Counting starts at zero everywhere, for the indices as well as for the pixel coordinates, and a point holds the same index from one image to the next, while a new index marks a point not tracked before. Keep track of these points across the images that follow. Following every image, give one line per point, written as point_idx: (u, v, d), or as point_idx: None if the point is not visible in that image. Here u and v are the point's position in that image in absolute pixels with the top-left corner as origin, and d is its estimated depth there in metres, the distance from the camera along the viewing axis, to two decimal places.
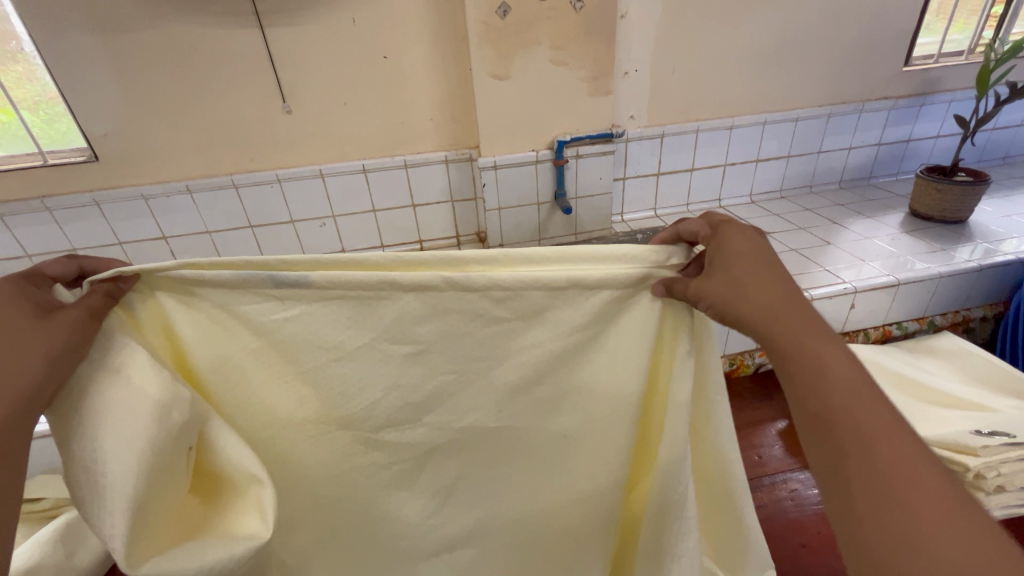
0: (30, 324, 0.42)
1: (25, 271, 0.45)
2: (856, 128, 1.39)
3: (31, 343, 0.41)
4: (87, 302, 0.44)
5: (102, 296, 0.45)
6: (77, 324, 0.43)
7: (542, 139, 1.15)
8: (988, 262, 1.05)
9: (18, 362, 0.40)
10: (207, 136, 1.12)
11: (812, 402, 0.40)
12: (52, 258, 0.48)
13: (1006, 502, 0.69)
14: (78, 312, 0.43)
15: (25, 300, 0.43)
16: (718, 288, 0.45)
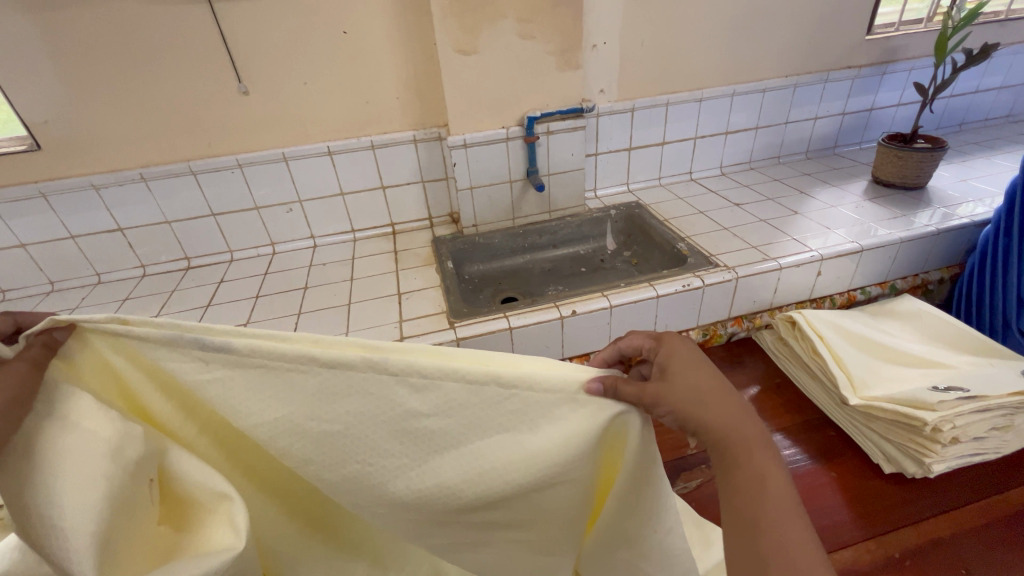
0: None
1: None
2: (822, 98, 1.41)
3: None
4: (26, 354, 0.40)
5: (40, 348, 0.41)
6: (22, 377, 0.39)
7: (511, 116, 1.13)
8: (945, 226, 1.09)
9: None
10: (159, 120, 1.07)
11: (743, 503, 0.40)
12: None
13: (958, 452, 0.73)
14: (21, 367, 0.39)
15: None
16: (677, 389, 0.43)
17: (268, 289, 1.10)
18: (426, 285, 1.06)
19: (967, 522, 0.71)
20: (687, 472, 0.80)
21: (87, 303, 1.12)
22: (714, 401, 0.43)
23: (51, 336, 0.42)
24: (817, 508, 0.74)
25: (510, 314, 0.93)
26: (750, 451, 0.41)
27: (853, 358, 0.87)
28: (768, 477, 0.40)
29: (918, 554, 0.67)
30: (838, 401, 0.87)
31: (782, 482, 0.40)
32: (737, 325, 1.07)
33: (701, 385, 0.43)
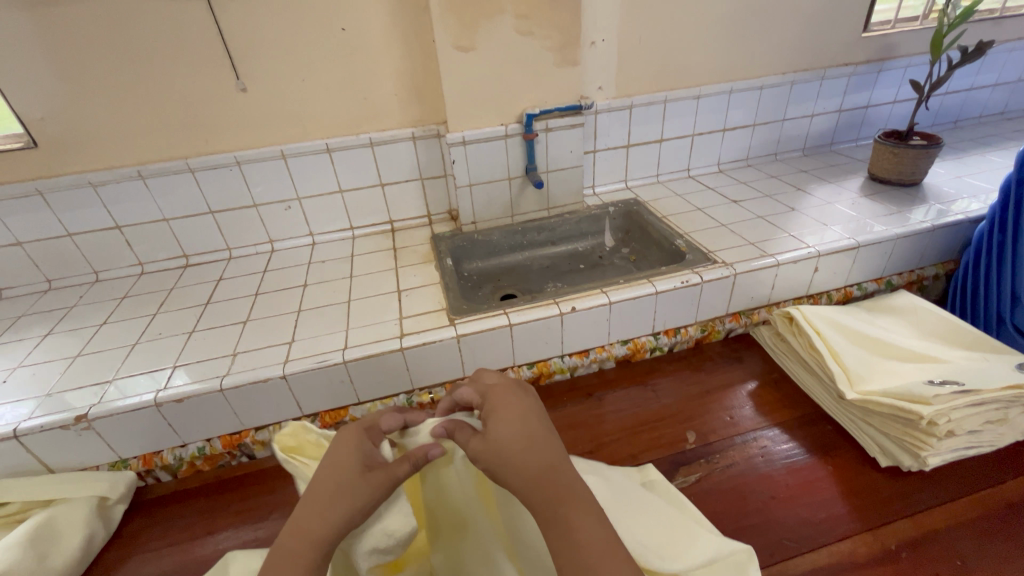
0: (356, 480, 0.48)
1: (370, 425, 0.55)
2: (818, 96, 1.42)
3: (349, 500, 0.47)
4: (400, 467, 0.51)
5: (410, 465, 0.52)
6: (382, 493, 0.49)
7: (510, 113, 1.14)
8: (940, 222, 1.10)
9: (328, 516, 0.46)
10: (157, 117, 1.06)
11: (569, 555, 0.42)
12: (391, 413, 0.58)
13: (952, 445, 0.74)
14: (389, 479, 0.50)
15: (363, 448, 0.51)
16: (495, 444, 0.48)
17: (267, 287, 1.10)
18: (425, 282, 1.07)
19: (961, 514, 0.72)
20: (686, 466, 0.81)
21: (84, 302, 1.11)
22: (522, 464, 0.46)
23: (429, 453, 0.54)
24: (814, 501, 0.75)
25: (510, 310, 0.94)
26: (559, 504, 0.44)
27: (849, 353, 0.88)
28: (576, 530, 0.43)
29: (913, 546, 0.68)
30: (834, 395, 0.88)
31: (595, 531, 0.43)
32: (735, 321, 1.07)
33: (516, 449, 0.47)
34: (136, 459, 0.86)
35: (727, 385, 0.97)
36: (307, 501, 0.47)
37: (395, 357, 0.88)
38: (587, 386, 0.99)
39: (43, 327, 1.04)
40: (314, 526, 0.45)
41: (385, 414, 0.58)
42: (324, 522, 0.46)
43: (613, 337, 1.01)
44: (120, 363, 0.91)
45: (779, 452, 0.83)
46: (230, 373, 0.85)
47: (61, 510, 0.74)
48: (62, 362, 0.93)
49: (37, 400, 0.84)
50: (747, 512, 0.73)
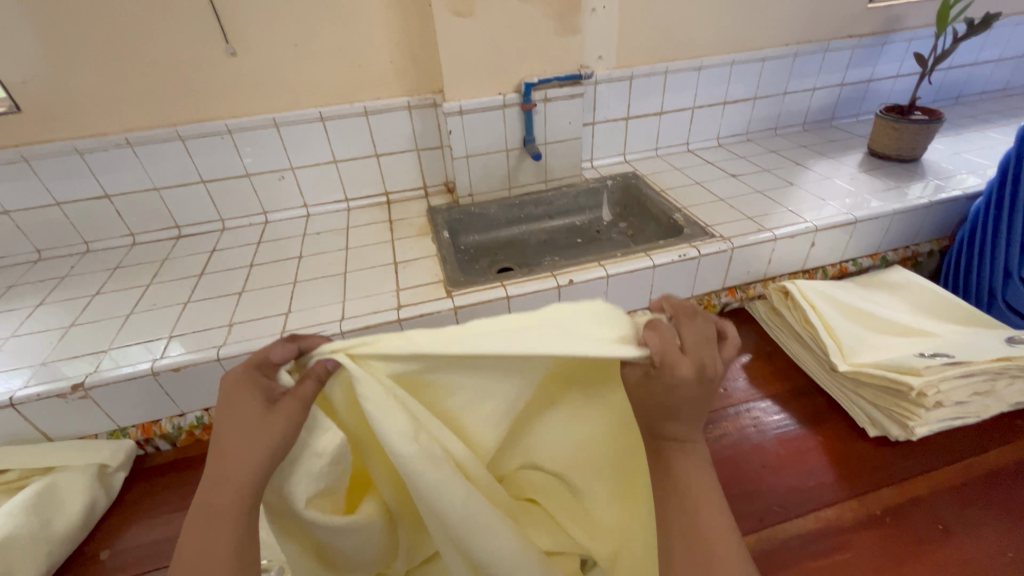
0: (261, 418, 0.45)
1: (256, 361, 0.49)
2: (821, 69, 1.39)
3: (261, 439, 0.44)
4: (305, 390, 0.48)
5: (314, 382, 0.49)
6: (294, 416, 0.47)
7: (508, 82, 1.11)
8: (938, 198, 1.10)
9: (249, 456, 0.43)
10: (144, 82, 1.03)
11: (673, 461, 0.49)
12: (277, 341, 0.51)
13: (939, 415, 0.76)
14: (296, 404, 0.47)
15: (255, 389, 0.47)
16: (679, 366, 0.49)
17: (261, 259, 1.09)
18: (422, 254, 1.06)
19: (945, 481, 0.74)
20: None
21: (75, 273, 1.10)
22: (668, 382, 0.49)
23: (325, 366, 0.50)
24: (803, 470, 0.77)
25: (508, 283, 0.94)
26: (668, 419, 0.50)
27: (843, 327, 0.89)
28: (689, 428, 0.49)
29: (898, 512, 0.70)
30: (827, 368, 0.89)
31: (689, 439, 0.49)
32: (731, 295, 1.08)
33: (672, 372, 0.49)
34: (134, 429, 0.87)
35: None
36: (214, 460, 0.44)
37: (392, 328, 0.88)
38: None
39: (36, 297, 1.03)
40: (233, 471, 0.43)
41: (270, 345, 0.50)
42: (242, 465, 0.43)
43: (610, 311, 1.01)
44: (114, 333, 0.91)
45: (771, 422, 0.85)
46: (227, 344, 0.85)
47: (63, 477, 0.75)
48: (55, 332, 0.92)
49: (33, 369, 0.84)
50: (738, 481, 0.75)
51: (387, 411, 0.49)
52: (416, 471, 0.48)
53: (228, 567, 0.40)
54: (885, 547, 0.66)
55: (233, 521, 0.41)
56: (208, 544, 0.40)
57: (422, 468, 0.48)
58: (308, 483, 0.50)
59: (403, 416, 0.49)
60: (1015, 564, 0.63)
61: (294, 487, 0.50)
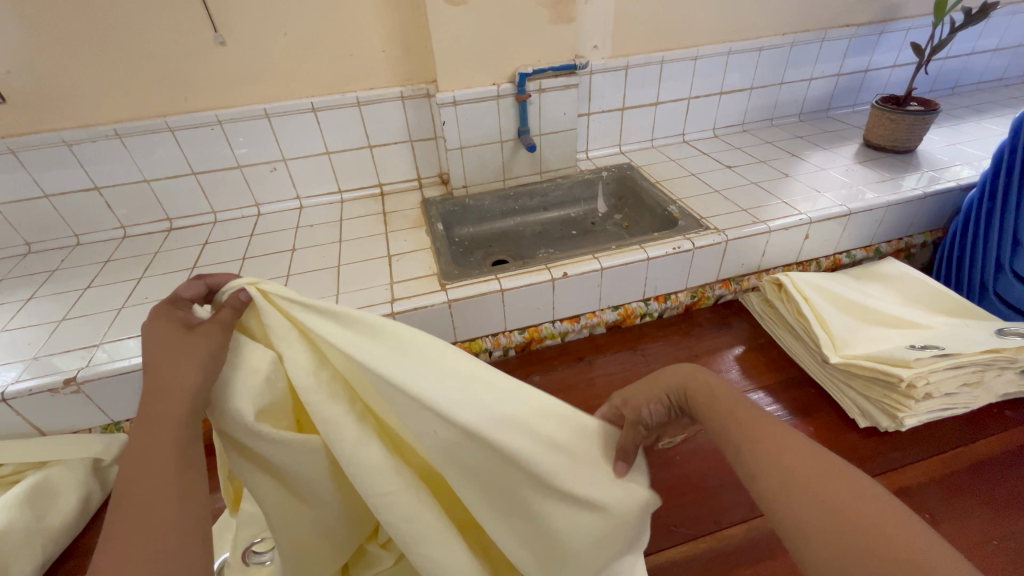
0: (186, 339, 0.46)
1: (167, 298, 0.50)
2: (818, 59, 1.39)
3: (183, 354, 0.45)
4: (222, 316, 0.49)
5: (231, 310, 0.50)
6: (216, 336, 0.47)
7: (503, 72, 1.10)
8: (931, 189, 1.10)
9: (179, 375, 0.44)
10: (134, 73, 1.02)
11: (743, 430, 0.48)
12: (184, 282, 0.53)
13: (929, 408, 0.77)
14: (216, 326, 0.48)
15: (170, 318, 0.48)
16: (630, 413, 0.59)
17: (254, 252, 1.09)
18: (416, 247, 1.05)
19: (933, 472, 0.75)
20: None
21: (66, 266, 1.09)
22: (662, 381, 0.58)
23: (239, 297, 0.50)
24: None
25: (502, 276, 0.93)
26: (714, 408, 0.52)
27: (835, 319, 0.89)
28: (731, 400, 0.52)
29: None
30: (819, 360, 0.90)
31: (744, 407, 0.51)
32: (724, 288, 1.08)
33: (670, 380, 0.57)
34: (128, 422, 0.87)
35: (715, 350, 0.99)
36: (147, 383, 0.44)
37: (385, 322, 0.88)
38: (578, 350, 1.01)
39: (25, 291, 1.02)
40: (170, 388, 0.43)
41: (178, 286, 0.52)
42: (171, 377, 0.44)
43: (603, 303, 1.01)
44: (105, 327, 0.90)
45: None
46: None
47: (55, 471, 0.75)
48: (46, 326, 0.92)
49: (24, 363, 0.84)
50: (728, 471, 0.76)
51: (293, 346, 0.50)
52: (317, 405, 0.49)
53: (169, 465, 0.40)
54: None
55: (172, 425, 0.42)
56: (144, 447, 0.41)
57: (321, 401, 0.49)
58: (250, 396, 0.47)
59: (308, 351, 0.50)
60: (997, 552, 0.65)
61: (233, 401, 0.46)
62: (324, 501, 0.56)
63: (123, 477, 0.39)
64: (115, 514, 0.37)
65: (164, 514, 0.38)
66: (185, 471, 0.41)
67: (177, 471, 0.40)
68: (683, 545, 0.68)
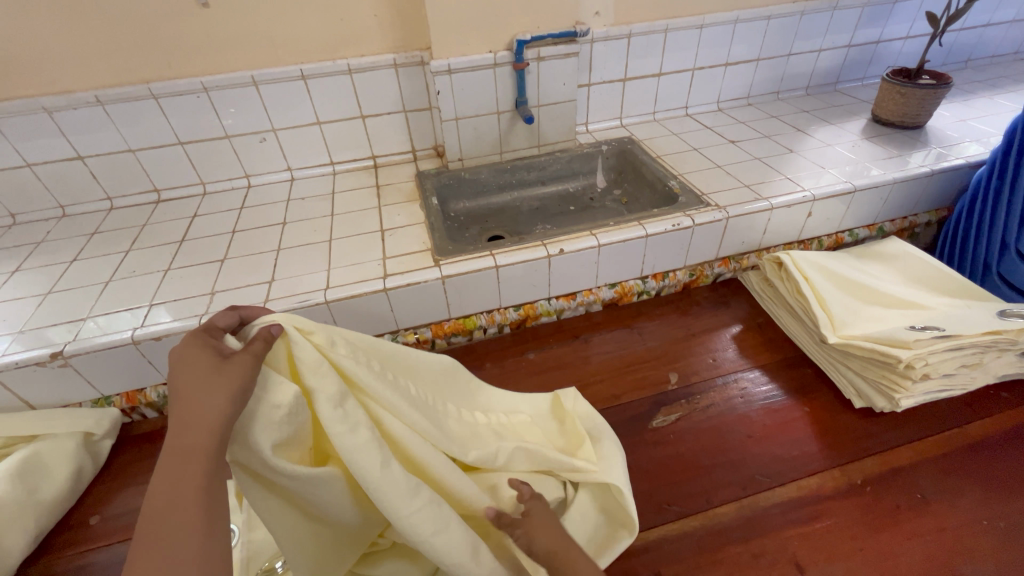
0: (216, 369, 0.45)
1: (202, 326, 0.50)
2: (828, 29, 1.33)
3: (215, 385, 0.44)
4: (253, 347, 0.48)
5: (263, 342, 0.49)
6: (247, 367, 0.46)
7: (499, 39, 1.06)
8: (939, 167, 1.07)
9: (206, 405, 0.43)
10: (112, 36, 0.97)
11: None
12: (219, 313, 0.53)
13: (927, 387, 0.76)
14: (247, 357, 0.47)
15: (204, 346, 0.47)
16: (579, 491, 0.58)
17: (244, 225, 1.06)
18: (410, 221, 1.03)
19: (929, 451, 0.75)
20: (667, 406, 0.83)
21: (52, 238, 1.06)
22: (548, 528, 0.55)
23: (269, 330, 0.50)
24: (788, 440, 0.77)
25: (497, 252, 0.91)
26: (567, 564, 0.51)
27: (835, 299, 0.88)
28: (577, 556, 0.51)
29: (878, 481, 0.71)
30: (817, 340, 0.89)
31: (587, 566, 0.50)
32: (724, 266, 1.06)
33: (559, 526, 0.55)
34: (119, 397, 0.86)
35: (712, 329, 0.98)
36: (176, 413, 0.43)
37: (379, 298, 0.86)
38: (573, 328, 1.00)
39: (11, 263, 1.00)
40: (197, 417, 0.42)
41: (213, 316, 0.52)
42: (200, 405, 0.43)
43: (601, 280, 1.00)
44: (93, 301, 0.88)
45: (758, 393, 0.85)
46: (210, 312, 0.83)
47: (47, 445, 0.75)
48: (33, 299, 0.90)
49: (11, 337, 0.82)
50: (723, 450, 0.76)
51: (322, 376, 0.50)
52: (337, 436, 0.48)
53: (196, 498, 0.39)
54: (863, 515, 0.68)
55: (200, 456, 0.41)
56: (171, 480, 0.40)
57: (343, 431, 0.49)
58: (271, 431, 0.47)
59: (338, 380, 0.51)
60: (987, 532, 0.65)
61: (257, 435, 0.46)
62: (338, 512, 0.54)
63: (149, 510, 0.38)
64: (140, 548, 0.37)
65: (189, 552, 0.37)
66: (211, 505, 0.40)
67: (202, 504, 0.39)
68: (675, 523, 0.68)
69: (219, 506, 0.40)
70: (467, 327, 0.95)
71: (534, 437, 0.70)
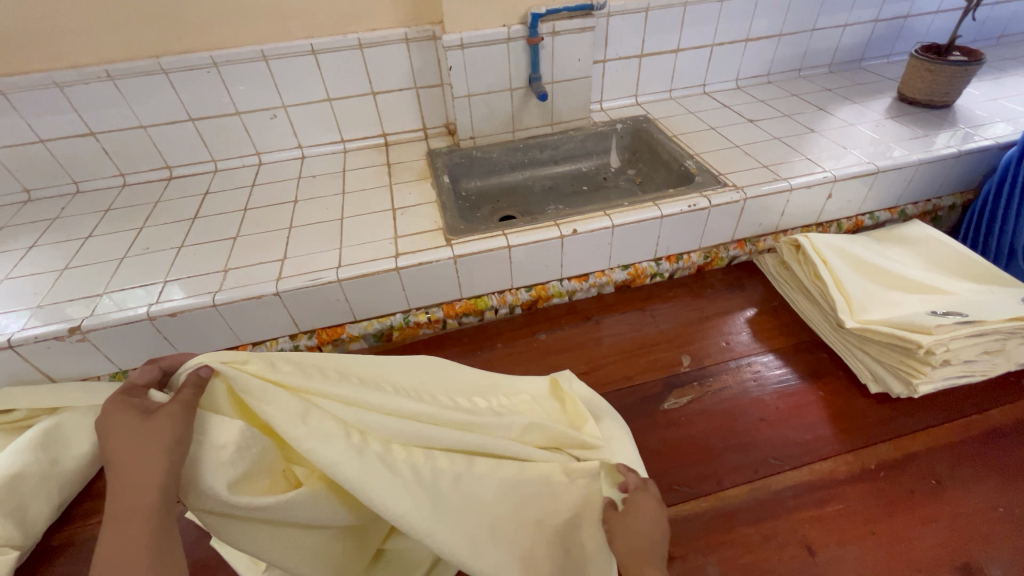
0: (146, 431, 0.45)
1: (121, 387, 0.49)
2: (855, 3, 1.28)
3: (146, 444, 0.44)
4: (182, 396, 0.47)
5: (192, 388, 0.48)
6: (178, 420, 0.46)
7: (514, 13, 1.03)
8: (967, 147, 1.04)
9: (144, 467, 0.43)
10: (121, 9, 0.96)
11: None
12: (138, 369, 0.52)
13: (946, 374, 0.75)
14: (177, 408, 0.46)
15: (128, 407, 0.47)
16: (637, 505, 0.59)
17: (256, 203, 1.06)
18: (421, 201, 1.02)
19: (945, 438, 0.74)
20: (679, 389, 0.83)
21: (67, 214, 1.07)
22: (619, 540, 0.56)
23: (196, 373, 0.49)
24: (802, 424, 0.77)
25: (509, 232, 0.90)
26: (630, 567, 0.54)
27: (854, 283, 0.86)
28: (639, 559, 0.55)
29: (892, 466, 0.71)
30: (833, 324, 0.88)
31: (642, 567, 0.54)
32: (740, 248, 1.04)
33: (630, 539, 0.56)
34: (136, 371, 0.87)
35: (726, 312, 0.96)
36: (116, 478, 0.44)
37: (390, 277, 0.86)
38: (585, 310, 0.99)
39: (28, 239, 1.00)
40: (137, 482, 0.43)
41: (132, 373, 0.51)
42: (137, 467, 0.44)
43: (614, 262, 0.98)
44: (109, 277, 0.89)
45: (771, 376, 0.84)
46: (224, 290, 0.83)
47: (68, 417, 0.76)
48: (50, 275, 0.91)
49: (30, 311, 0.83)
50: (736, 432, 0.76)
51: (272, 401, 0.50)
52: (310, 449, 0.49)
53: (142, 560, 0.41)
54: (875, 499, 0.67)
55: (145, 519, 0.42)
56: (120, 546, 0.41)
57: (315, 445, 0.49)
58: (223, 470, 0.46)
59: (294, 399, 0.51)
60: (1003, 519, 0.64)
61: (207, 480, 0.46)
62: (335, 519, 0.53)
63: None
64: None
65: None
66: (161, 563, 0.41)
67: (151, 564, 0.41)
68: (684, 503, 0.68)
69: (170, 561, 0.42)
70: (478, 308, 0.95)
71: (538, 415, 0.69)
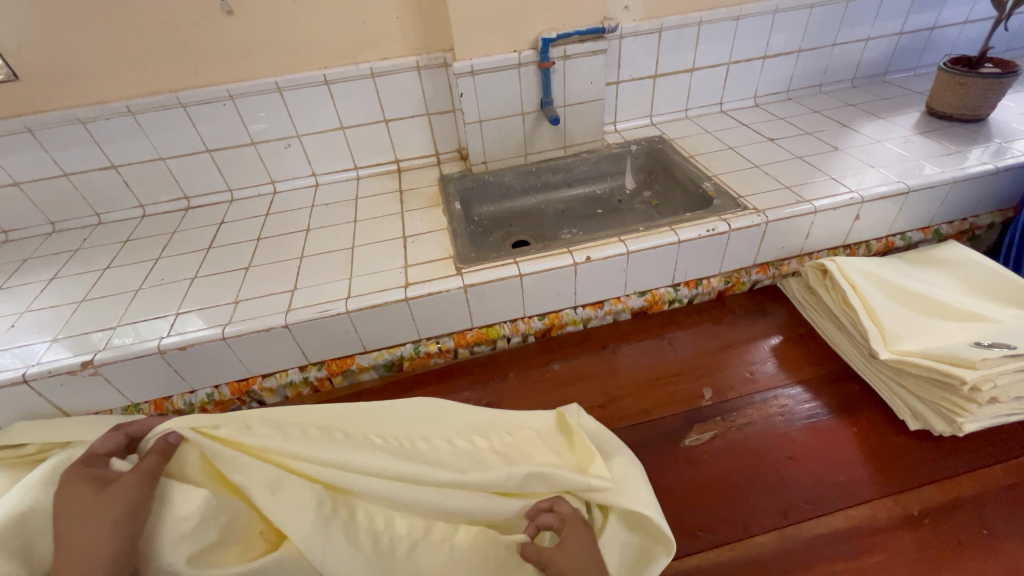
0: (101, 501, 0.49)
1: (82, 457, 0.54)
2: (877, 15, 1.24)
3: (100, 512, 0.48)
4: (146, 465, 0.52)
5: (156, 457, 0.53)
6: (136, 488, 0.50)
7: (524, 38, 1.02)
8: (1005, 163, 0.98)
9: (96, 536, 0.47)
10: (142, 48, 0.98)
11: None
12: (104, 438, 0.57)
13: (996, 412, 0.69)
14: (137, 475, 0.51)
15: (88, 478, 0.51)
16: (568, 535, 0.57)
17: (269, 232, 1.06)
18: (432, 228, 1.01)
19: (994, 482, 0.68)
20: (700, 424, 0.79)
21: (88, 245, 1.09)
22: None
23: (166, 441, 0.54)
24: (833, 463, 0.72)
25: (520, 260, 0.88)
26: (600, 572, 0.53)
27: (887, 311, 0.81)
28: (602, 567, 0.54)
29: (937, 512, 0.65)
30: (866, 354, 0.83)
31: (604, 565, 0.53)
32: (762, 273, 1.00)
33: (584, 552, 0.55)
34: (148, 404, 0.86)
35: (749, 340, 0.92)
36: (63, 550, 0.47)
37: (399, 308, 0.84)
38: (601, 338, 0.96)
39: (49, 271, 1.02)
40: (83, 553, 0.46)
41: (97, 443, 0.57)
42: (88, 537, 0.47)
43: (630, 289, 0.95)
44: (123, 309, 0.90)
45: (799, 411, 0.79)
46: (234, 322, 0.83)
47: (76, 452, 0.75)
48: (68, 307, 0.92)
49: (46, 345, 0.84)
50: (762, 472, 0.71)
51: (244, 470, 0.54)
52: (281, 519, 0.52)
53: None
54: (920, 550, 0.62)
55: None
56: None
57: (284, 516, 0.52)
58: (184, 543, 0.50)
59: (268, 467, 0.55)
60: None
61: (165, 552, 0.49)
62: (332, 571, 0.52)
63: None
64: None
65: None
66: None
67: None
68: (708, 552, 0.64)
69: None
70: (489, 337, 0.92)
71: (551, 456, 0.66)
